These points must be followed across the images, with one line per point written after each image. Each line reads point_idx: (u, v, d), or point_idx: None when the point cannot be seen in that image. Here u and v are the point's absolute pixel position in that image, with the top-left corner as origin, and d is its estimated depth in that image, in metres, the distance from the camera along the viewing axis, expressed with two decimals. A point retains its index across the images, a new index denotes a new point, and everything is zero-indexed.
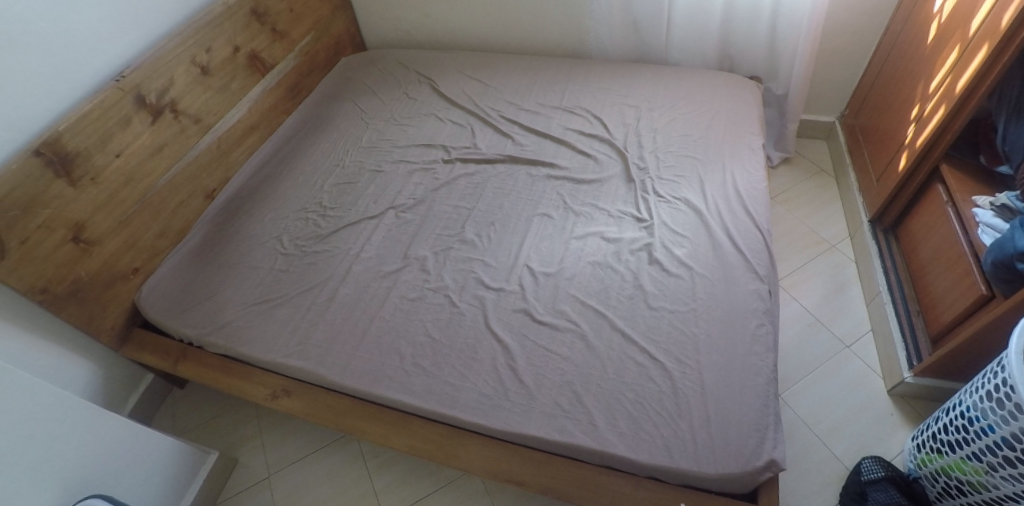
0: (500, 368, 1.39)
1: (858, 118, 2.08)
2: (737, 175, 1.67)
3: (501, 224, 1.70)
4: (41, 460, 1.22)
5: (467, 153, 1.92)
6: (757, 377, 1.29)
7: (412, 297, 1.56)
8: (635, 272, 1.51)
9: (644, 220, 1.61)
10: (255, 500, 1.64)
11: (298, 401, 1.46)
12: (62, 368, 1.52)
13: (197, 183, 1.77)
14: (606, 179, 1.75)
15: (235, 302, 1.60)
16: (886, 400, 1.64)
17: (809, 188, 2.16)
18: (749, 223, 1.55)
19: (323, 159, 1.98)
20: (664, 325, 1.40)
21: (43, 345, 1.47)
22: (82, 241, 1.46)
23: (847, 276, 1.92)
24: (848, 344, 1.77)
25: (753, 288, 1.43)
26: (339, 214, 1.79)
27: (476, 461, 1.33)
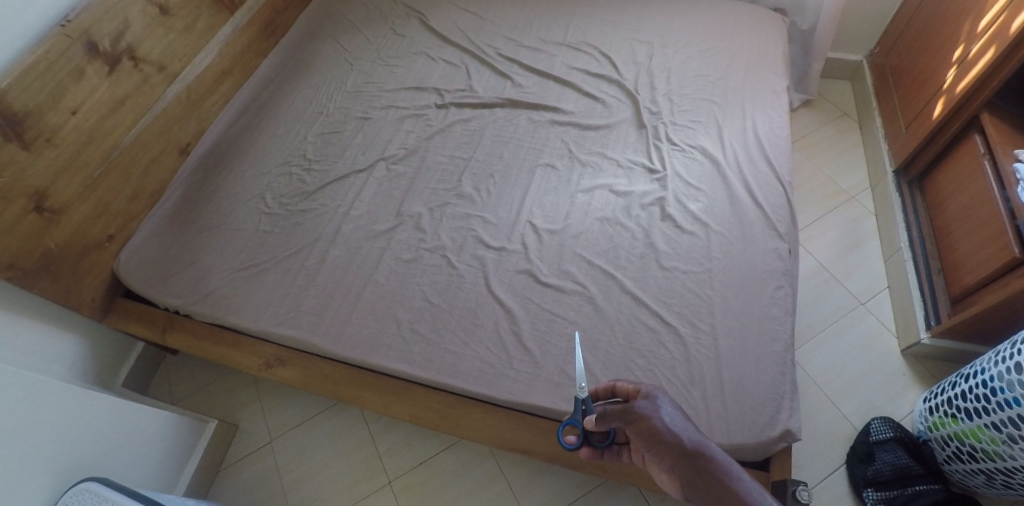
0: (503, 333, 1.32)
1: (890, 57, 1.95)
2: (756, 121, 1.57)
3: (500, 177, 1.58)
4: (23, 444, 1.17)
5: (462, 96, 1.77)
6: (775, 343, 1.23)
7: (407, 259, 1.47)
8: (646, 229, 1.41)
9: (656, 171, 1.51)
10: (259, 465, 1.63)
11: (293, 370, 1.39)
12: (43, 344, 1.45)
13: (168, 139, 1.63)
14: (614, 124, 1.63)
15: (220, 268, 1.52)
16: (899, 361, 1.61)
17: (830, 133, 2.05)
18: (770, 175, 1.46)
19: (307, 105, 1.84)
20: (677, 287, 1.32)
21: (19, 322, 1.39)
22: (46, 210, 1.35)
23: (864, 228, 1.85)
24: (863, 302, 1.71)
25: (772, 247, 1.35)
26: (326, 168, 1.68)
27: (480, 431, 1.26)
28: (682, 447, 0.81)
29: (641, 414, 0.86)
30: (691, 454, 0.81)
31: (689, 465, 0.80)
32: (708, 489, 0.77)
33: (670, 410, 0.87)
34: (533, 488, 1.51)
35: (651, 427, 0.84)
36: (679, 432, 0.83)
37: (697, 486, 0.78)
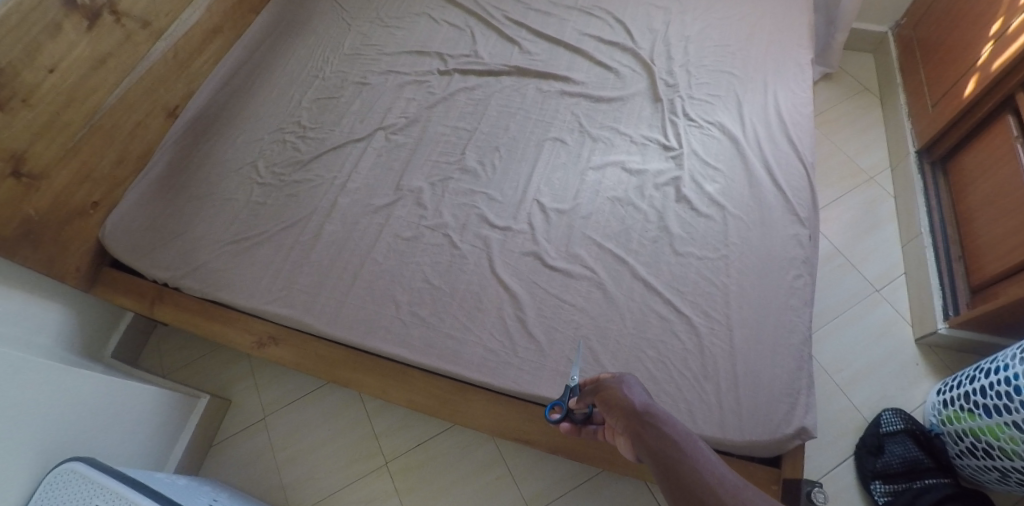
0: (507, 319, 1.26)
1: (919, 30, 1.85)
2: (779, 96, 1.48)
3: (506, 151, 1.50)
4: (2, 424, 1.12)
5: (466, 63, 1.66)
6: (792, 336, 1.17)
7: (407, 237, 1.40)
8: (660, 210, 1.34)
9: (672, 148, 1.42)
10: (252, 442, 1.59)
11: (286, 350, 1.33)
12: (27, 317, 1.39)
13: (154, 100, 1.53)
14: (628, 97, 1.53)
15: (209, 240, 1.45)
16: (912, 351, 1.56)
17: (850, 109, 1.96)
18: (792, 156, 1.38)
19: (301, 68, 1.74)
20: (691, 274, 1.25)
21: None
22: (24, 175, 1.26)
23: (882, 210, 1.77)
24: (878, 288, 1.66)
25: (793, 233, 1.28)
26: (321, 136, 1.59)
27: (481, 419, 1.22)
28: (632, 406, 0.81)
29: (608, 385, 0.87)
30: (639, 409, 0.80)
31: (635, 420, 0.79)
32: (648, 439, 0.76)
33: (634, 380, 0.86)
34: (534, 473, 1.47)
35: (612, 394, 0.85)
36: (634, 395, 0.83)
37: (640, 437, 0.77)
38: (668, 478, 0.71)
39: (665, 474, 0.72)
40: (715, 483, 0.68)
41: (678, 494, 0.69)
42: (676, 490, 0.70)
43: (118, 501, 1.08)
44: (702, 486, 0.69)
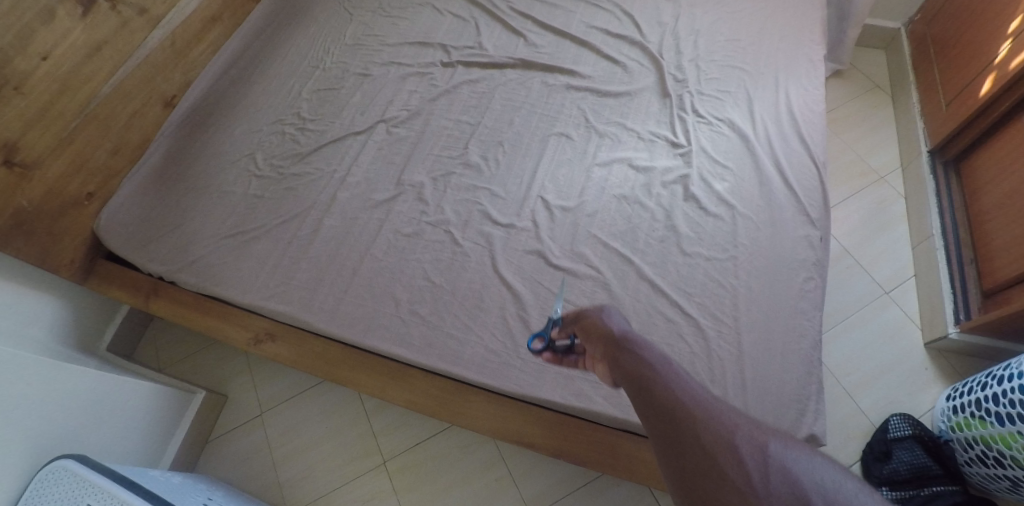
0: (510, 319, 1.23)
1: (933, 26, 1.80)
2: (791, 93, 1.44)
3: (510, 146, 1.47)
4: None
5: (470, 55, 1.63)
6: (802, 340, 1.14)
7: (408, 233, 1.37)
8: (667, 209, 1.31)
9: (680, 145, 1.39)
10: (249, 438, 1.57)
11: (283, 346, 1.30)
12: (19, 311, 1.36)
13: (151, 89, 1.48)
14: (635, 92, 1.50)
15: (206, 233, 1.42)
16: (921, 355, 1.53)
17: (860, 108, 1.92)
18: (804, 155, 1.35)
19: (301, 59, 1.70)
20: (699, 275, 1.22)
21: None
22: (17, 164, 1.22)
23: (893, 211, 1.74)
24: (887, 291, 1.63)
25: (803, 234, 1.25)
26: (321, 128, 1.56)
27: (480, 421, 1.18)
28: (611, 333, 0.84)
29: (591, 315, 0.91)
30: (617, 336, 0.83)
31: (613, 344, 0.82)
32: (623, 359, 0.79)
33: (615, 311, 0.90)
34: (534, 475, 1.45)
35: (593, 323, 0.89)
36: (614, 323, 0.86)
37: (616, 358, 0.80)
38: (639, 390, 0.74)
39: (636, 387, 0.75)
40: (683, 395, 0.71)
41: (647, 404, 0.72)
42: (645, 399, 0.73)
43: (109, 499, 1.06)
44: (671, 397, 0.72)
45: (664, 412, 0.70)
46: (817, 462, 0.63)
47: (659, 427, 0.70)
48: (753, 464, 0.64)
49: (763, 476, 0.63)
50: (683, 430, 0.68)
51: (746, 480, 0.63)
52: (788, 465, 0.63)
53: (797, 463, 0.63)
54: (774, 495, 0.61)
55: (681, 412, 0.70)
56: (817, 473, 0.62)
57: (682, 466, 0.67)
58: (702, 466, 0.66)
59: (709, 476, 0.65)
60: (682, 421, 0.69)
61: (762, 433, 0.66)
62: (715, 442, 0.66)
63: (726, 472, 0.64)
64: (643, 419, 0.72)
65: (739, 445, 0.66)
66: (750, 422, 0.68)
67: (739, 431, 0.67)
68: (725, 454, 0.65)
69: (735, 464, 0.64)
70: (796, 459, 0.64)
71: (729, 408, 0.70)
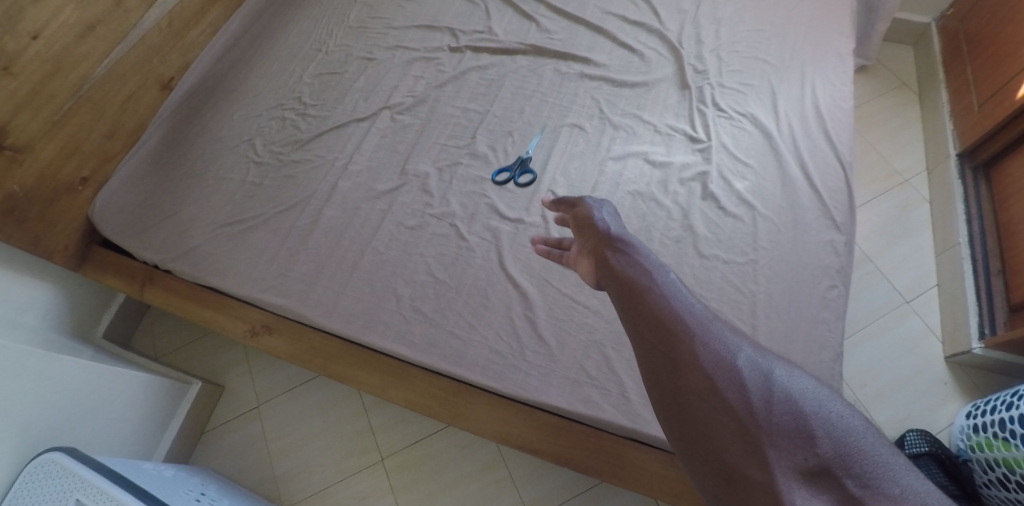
0: (516, 319, 1.18)
1: (967, 22, 1.72)
2: (817, 88, 1.37)
3: (520, 136, 1.40)
4: None
5: (480, 40, 1.56)
6: (823, 352, 1.09)
7: (412, 226, 1.31)
8: (684, 208, 1.25)
9: (699, 141, 1.32)
10: (246, 431, 1.53)
11: (280, 340, 1.24)
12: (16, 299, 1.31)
13: (147, 71, 1.41)
14: (653, 82, 1.43)
15: (202, 221, 1.37)
16: (941, 367, 1.47)
17: (885, 104, 1.85)
18: (829, 153, 1.29)
19: (304, 42, 1.64)
20: (716, 279, 1.17)
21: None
22: (8, 148, 1.16)
23: (916, 215, 1.67)
24: (908, 299, 1.56)
25: (827, 239, 1.20)
26: (323, 114, 1.50)
27: (482, 424, 1.13)
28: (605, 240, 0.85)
29: (584, 205, 0.96)
30: (611, 239, 0.84)
31: (607, 250, 0.83)
32: (617, 269, 0.78)
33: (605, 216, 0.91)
34: (537, 477, 1.41)
35: (586, 216, 0.93)
36: (608, 224, 0.89)
37: (609, 267, 0.79)
38: (634, 306, 0.72)
39: (630, 302, 0.73)
40: (683, 312, 0.70)
41: (642, 321, 0.70)
42: (642, 315, 0.71)
43: (99, 495, 0.98)
44: (668, 313, 0.70)
45: (660, 330, 0.69)
46: (817, 390, 0.64)
47: (656, 347, 0.68)
48: (753, 387, 0.63)
49: (764, 400, 0.63)
50: (681, 349, 0.67)
51: (745, 403, 0.62)
52: (790, 392, 0.63)
53: (798, 390, 0.64)
54: (774, 422, 0.61)
55: (679, 330, 0.68)
56: (817, 399, 0.63)
57: (676, 387, 0.66)
58: (699, 388, 0.65)
59: (705, 398, 0.64)
60: (680, 339, 0.68)
61: (762, 359, 0.66)
62: (713, 364, 0.65)
63: (724, 395, 0.63)
64: (637, 336, 0.70)
65: (740, 368, 0.65)
66: (749, 345, 0.68)
67: (740, 353, 0.66)
68: (724, 377, 0.65)
69: (734, 387, 0.64)
70: (797, 386, 0.64)
71: (727, 329, 0.69)
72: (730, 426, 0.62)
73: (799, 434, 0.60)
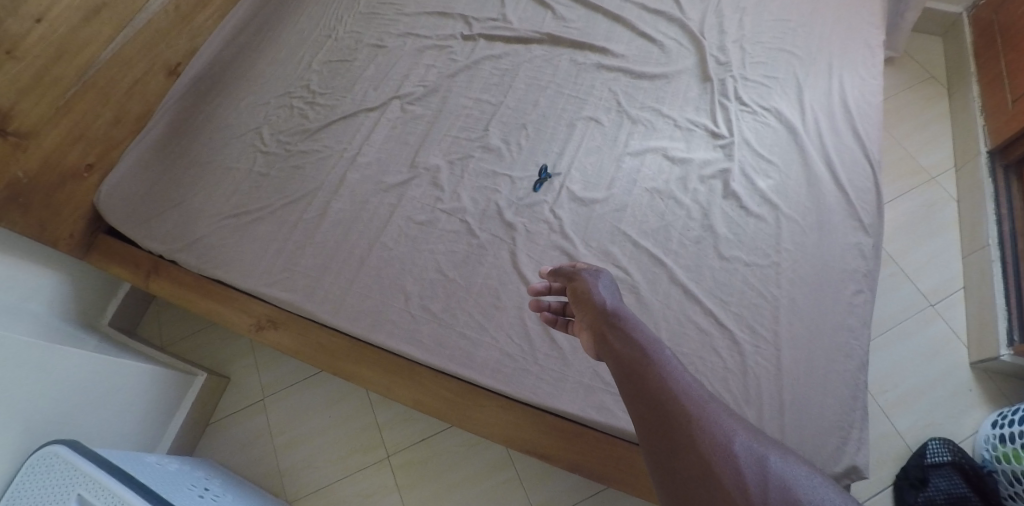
0: (528, 320, 1.14)
1: (1002, 12, 1.64)
2: (844, 82, 1.31)
3: (534, 129, 1.36)
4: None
5: (493, 28, 1.51)
6: (848, 361, 1.05)
7: (422, 222, 1.28)
8: (704, 206, 1.20)
9: (721, 136, 1.27)
10: (251, 424, 1.52)
11: (285, 335, 1.21)
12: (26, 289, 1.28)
13: (154, 57, 1.38)
14: (673, 74, 1.37)
15: (207, 212, 1.34)
16: (966, 373, 1.42)
17: (912, 98, 1.78)
18: (857, 151, 1.23)
19: (313, 28, 1.60)
20: (736, 282, 1.12)
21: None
22: (11, 134, 1.13)
23: (943, 214, 1.60)
24: (932, 303, 1.51)
25: (854, 241, 1.15)
26: (331, 102, 1.46)
27: (491, 427, 1.10)
28: (604, 308, 0.89)
29: (583, 279, 0.96)
30: (609, 317, 0.87)
31: (604, 321, 0.87)
32: (614, 342, 0.83)
33: (606, 284, 0.95)
34: (546, 479, 1.38)
35: (585, 292, 0.93)
36: (606, 296, 0.91)
37: (609, 339, 0.84)
38: (636, 383, 0.76)
39: (630, 379, 0.77)
40: (682, 393, 0.74)
41: (642, 400, 0.75)
42: (642, 395, 0.75)
43: (99, 491, 0.94)
44: (667, 393, 0.74)
45: (659, 412, 0.73)
46: (813, 479, 0.66)
47: (656, 429, 0.72)
48: (750, 474, 0.66)
49: (760, 488, 0.65)
50: (680, 433, 0.70)
51: (741, 489, 0.65)
52: (785, 480, 0.66)
53: (793, 478, 0.66)
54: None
55: (678, 412, 0.72)
56: (812, 489, 0.65)
57: (676, 471, 0.69)
58: (698, 474, 0.68)
59: (703, 484, 0.67)
60: (680, 423, 0.71)
61: (759, 445, 0.69)
62: (711, 448, 0.69)
63: (721, 480, 0.66)
64: (638, 415, 0.74)
65: (737, 454, 0.68)
66: (746, 430, 0.71)
67: (737, 439, 0.70)
68: (722, 463, 0.68)
69: (731, 473, 0.67)
70: (793, 474, 0.67)
71: (725, 413, 0.73)
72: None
73: None
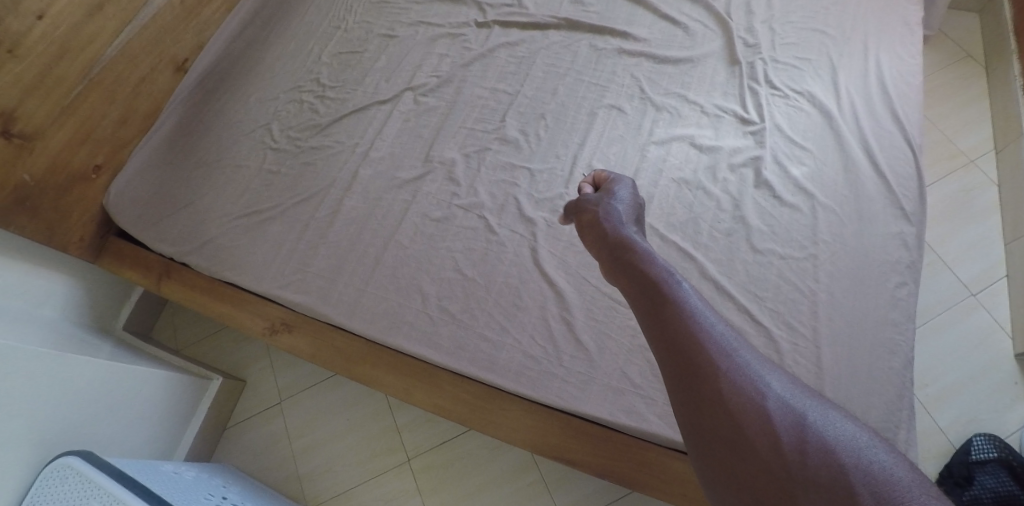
0: (551, 321, 1.10)
1: None
2: (881, 62, 1.24)
3: (554, 119, 1.30)
4: (8, 415, 1.00)
5: (508, 14, 1.45)
6: (893, 358, 0.99)
7: (438, 218, 1.23)
8: (735, 197, 1.14)
9: (751, 122, 1.21)
10: (269, 428, 1.49)
11: (300, 338, 1.17)
12: (41, 293, 1.26)
13: (159, 52, 1.34)
14: (699, 58, 1.30)
15: (218, 211, 1.30)
16: (1011, 366, 1.35)
17: (948, 78, 1.69)
18: (897, 135, 1.16)
19: (322, 19, 1.55)
20: (771, 277, 1.07)
21: (11, 269, 1.19)
22: (17, 136, 1.09)
23: (984, 200, 1.52)
24: (974, 292, 1.43)
25: (896, 231, 1.08)
26: (342, 95, 1.41)
27: (515, 431, 1.05)
28: (619, 241, 0.83)
29: (595, 212, 0.91)
30: (623, 255, 0.80)
31: (617, 261, 0.81)
32: (628, 281, 0.77)
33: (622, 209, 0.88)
34: (570, 481, 1.34)
35: (600, 229, 0.88)
36: (619, 232, 0.85)
37: (624, 281, 0.78)
38: (654, 330, 0.69)
39: (649, 325, 0.70)
40: (706, 339, 0.66)
41: (663, 345, 0.68)
42: (663, 341, 0.68)
43: None
44: (692, 338, 0.67)
45: (681, 359, 0.66)
46: (857, 436, 0.59)
47: (680, 384, 0.65)
48: (784, 433, 0.59)
49: (797, 451, 0.58)
50: (706, 389, 0.63)
51: (774, 451, 0.59)
52: (826, 440, 0.58)
53: (834, 436, 0.59)
54: (810, 476, 0.57)
55: (704, 361, 0.65)
56: (855, 446, 0.58)
57: (706, 432, 0.63)
58: (726, 433, 0.61)
59: (734, 447, 0.61)
60: (706, 379, 0.64)
61: (795, 400, 0.62)
62: (740, 404, 0.62)
63: (754, 443, 0.60)
64: (660, 362, 0.68)
65: (769, 410, 0.61)
66: (782, 386, 0.63)
67: (771, 395, 0.62)
68: (754, 423, 0.61)
69: (765, 433, 0.60)
70: (833, 431, 0.59)
71: (756, 365, 0.65)
72: (762, 481, 0.58)
73: (834, 486, 0.55)
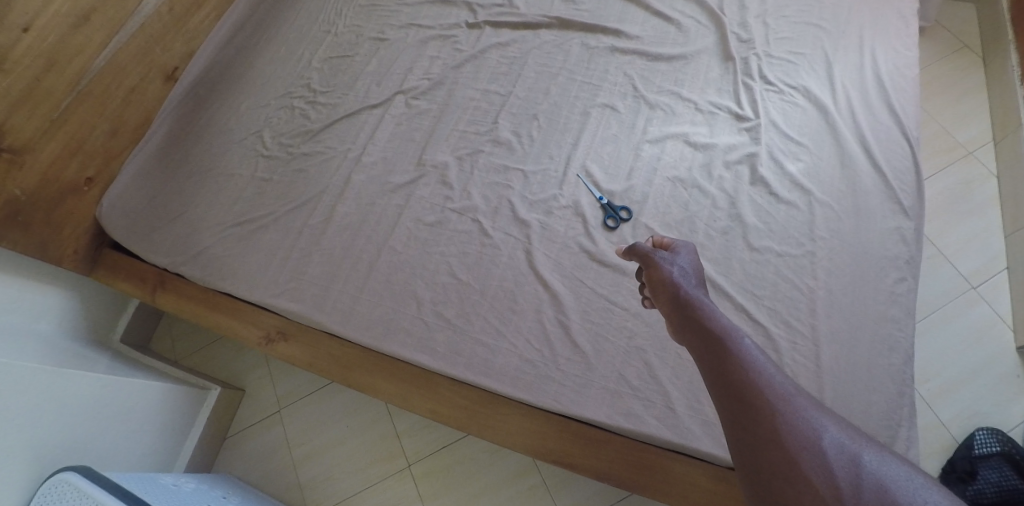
0: (547, 323, 1.09)
1: None
2: (877, 55, 1.22)
3: (547, 120, 1.29)
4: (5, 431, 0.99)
5: (499, 14, 1.43)
6: (892, 354, 0.98)
7: (431, 222, 1.22)
8: (731, 194, 1.13)
9: (746, 119, 1.20)
10: (268, 436, 1.48)
11: (297, 347, 1.17)
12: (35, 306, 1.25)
13: (149, 60, 1.32)
14: (693, 54, 1.29)
15: (211, 222, 1.29)
16: (1012, 358, 1.34)
17: (946, 70, 1.67)
18: (894, 129, 1.15)
19: (312, 24, 1.54)
20: (770, 274, 1.06)
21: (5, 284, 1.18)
22: (6, 151, 1.07)
23: (983, 193, 1.51)
24: (974, 285, 1.42)
25: (894, 226, 1.07)
26: (333, 101, 1.40)
27: (512, 436, 1.04)
28: (683, 294, 0.79)
29: (656, 262, 0.85)
30: (687, 308, 0.77)
31: (679, 311, 0.78)
32: (694, 335, 0.75)
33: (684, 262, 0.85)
34: (571, 485, 1.33)
35: (659, 278, 0.83)
36: (682, 282, 0.81)
37: (687, 333, 0.76)
38: (720, 380, 0.70)
39: (714, 373, 0.71)
40: (768, 382, 0.69)
41: (721, 382, 0.70)
42: (722, 379, 0.70)
43: None
44: (754, 386, 0.69)
45: (744, 404, 0.68)
46: (909, 477, 0.62)
47: (742, 425, 0.67)
48: (841, 473, 0.62)
49: (853, 488, 0.61)
50: (766, 429, 0.66)
51: (833, 490, 0.61)
52: (880, 479, 0.61)
53: (888, 477, 0.62)
54: None
55: (766, 406, 0.67)
56: (909, 488, 0.61)
57: (761, 464, 0.65)
58: (784, 471, 0.64)
59: (791, 482, 0.63)
60: (767, 420, 0.66)
61: (850, 442, 0.65)
62: (801, 445, 0.64)
63: (810, 478, 0.63)
64: (722, 407, 0.69)
65: (827, 451, 0.64)
66: (834, 425, 0.67)
67: (829, 436, 0.65)
68: (810, 459, 0.64)
69: (823, 473, 0.63)
70: (888, 473, 0.62)
71: (810, 404, 0.68)
72: None
73: None
